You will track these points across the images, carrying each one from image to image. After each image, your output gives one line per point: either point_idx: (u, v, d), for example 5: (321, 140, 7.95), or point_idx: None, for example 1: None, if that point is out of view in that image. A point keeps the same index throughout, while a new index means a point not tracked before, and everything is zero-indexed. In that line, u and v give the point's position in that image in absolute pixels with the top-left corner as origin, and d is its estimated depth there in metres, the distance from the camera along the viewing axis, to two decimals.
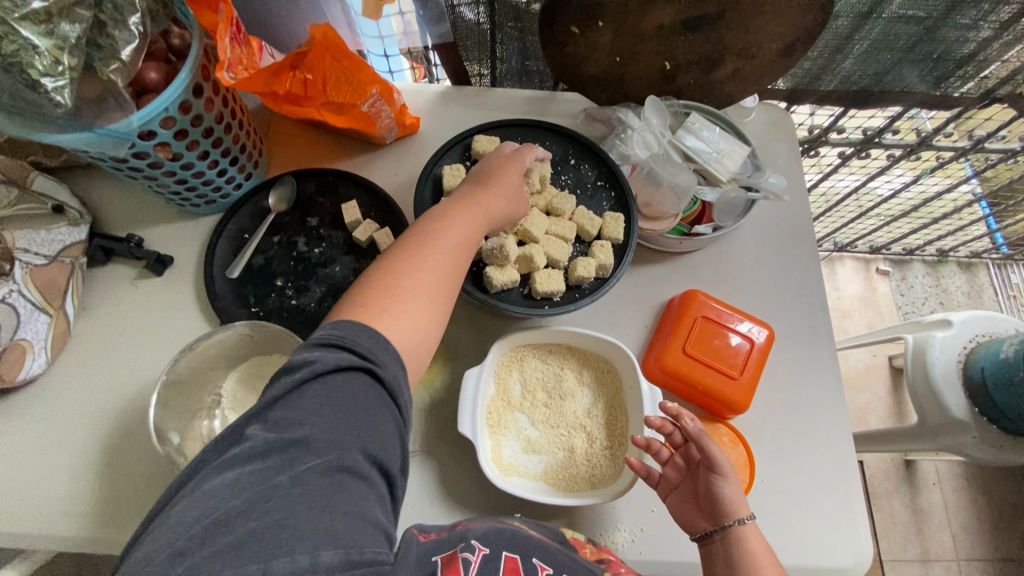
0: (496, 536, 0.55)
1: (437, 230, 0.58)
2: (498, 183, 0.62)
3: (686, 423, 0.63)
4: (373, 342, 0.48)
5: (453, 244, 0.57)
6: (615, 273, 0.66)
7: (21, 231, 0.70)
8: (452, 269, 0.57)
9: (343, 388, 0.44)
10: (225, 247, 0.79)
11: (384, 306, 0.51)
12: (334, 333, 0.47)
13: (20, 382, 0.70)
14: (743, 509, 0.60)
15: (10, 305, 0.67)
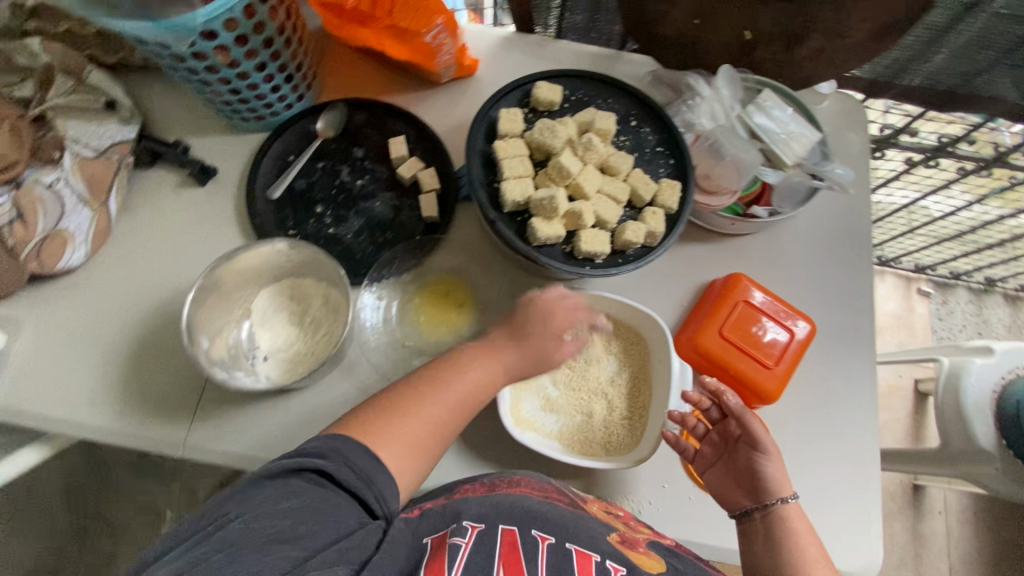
0: (490, 510, 0.57)
1: (456, 372, 0.62)
2: (519, 334, 0.65)
3: (727, 399, 0.65)
4: (362, 467, 0.52)
5: (463, 397, 0.61)
6: (663, 242, 0.64)
7: (72, 122, 0.71)
8: (464, 412, 0.61)
9: (324, 499, 0.48)
10: (269, 166, 0.78)
11: (394, 431, 0.56)
12: (327, 451, 0.51)
13: (58, 270, 0.71)
14: (785, 487, 0.63)
15: (58, 193, 0.68)
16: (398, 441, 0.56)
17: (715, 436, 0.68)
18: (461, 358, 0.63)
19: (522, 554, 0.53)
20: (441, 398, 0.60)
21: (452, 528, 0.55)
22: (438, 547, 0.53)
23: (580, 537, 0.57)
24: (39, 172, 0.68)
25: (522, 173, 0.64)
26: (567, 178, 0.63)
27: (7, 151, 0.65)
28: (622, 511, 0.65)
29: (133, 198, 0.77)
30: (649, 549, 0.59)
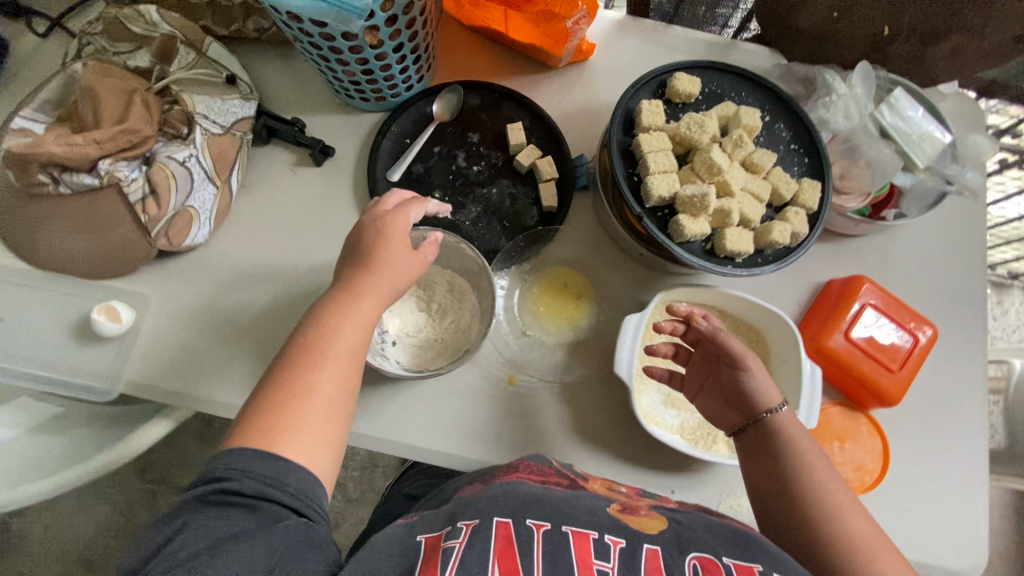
0: (489, 505, 0.55)
1: (326, 339, 0.54)
2: (387, 267, 0.57)
3: (699, 325, 0.65)
4: (266, 473, 0.48)
5: (342, 360, 0.54)
6: (805, 242, 0.64)
7: (199, 97, 0.70)
8: (348, 381, 0.55)
9: (222, 525, 0.45)
10: (388, 149, 0.77)
11: (285, 428, 0.50)
12: (236, 470, 0.47)
13: (183, 248, 0.71)
14: (773, 395, 0.62)
15: (188, 169, 0.68)
16: (299, 441, 0.50)
17: (698, 358, 0.68)
18: (336, 311, 0.55)
19: (518, 547, 0.51)
20: (323, 373, 0.53)
21: (447, 530, 0.54)
22: (433, 549, 0.52)
23: (577, 517, 0.55)
24: (170, 148, 0.67)
25: (668, 167, 0.63)
26: (715, 174, 0.62)
27: (140, 126, 0.65)
28: (625, 487, 0.64)
29: (250, 175, 0.76)
30: (651, 511, 0.59)
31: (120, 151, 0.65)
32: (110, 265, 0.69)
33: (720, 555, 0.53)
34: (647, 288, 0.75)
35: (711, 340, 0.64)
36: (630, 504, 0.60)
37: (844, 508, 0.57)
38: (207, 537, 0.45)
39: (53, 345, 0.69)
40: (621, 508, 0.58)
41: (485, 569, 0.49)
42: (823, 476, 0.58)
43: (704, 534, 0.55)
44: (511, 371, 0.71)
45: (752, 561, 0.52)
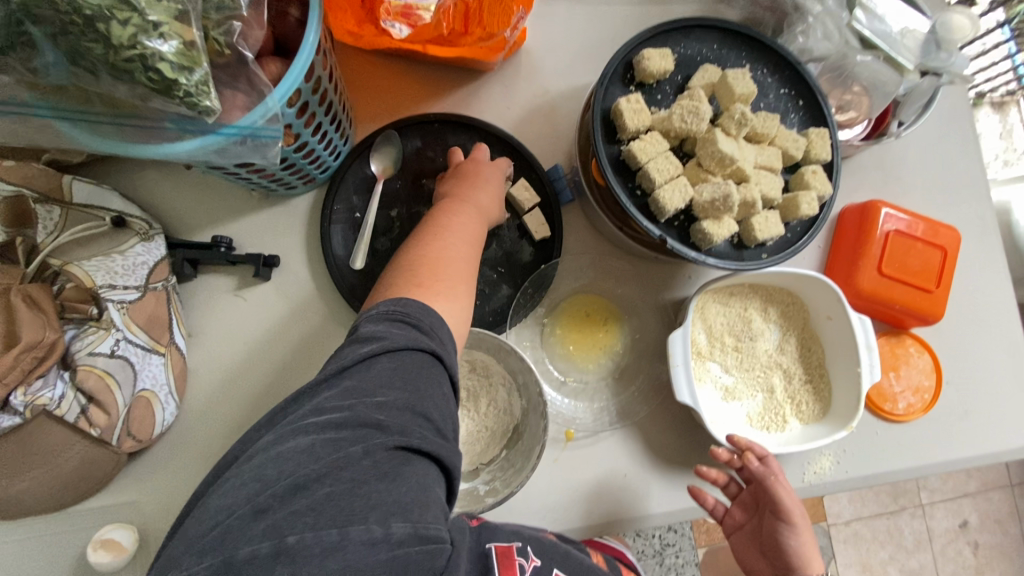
0: (553, 552, 0.49)
1: (447, 217, 0.56)
2: (492, 171, 0.62)
3: (750, 462, 0.61)
4: (432, 319, 0.46)
5: (467, 237, 0.56)
6: (832, 201, 0.58)
7: (93, 262, 0.55)
8: (472, 258, 0.56)
9: (409, 363, 0.42)
10: (339, 232, 0.65)
11: (430, 281, 0.50)
12: (399, 307, 0.45)
13: (156, 435, 0.60)
14: (813, 563, 0.60)
15: (123, 358, 0.55)
16: (448, 297, 0.50)
17: (745, 495, 0.64)
18: (456, 201, 0.58)
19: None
20: (452, 244, 0.54)
21: (518, 545, 0.46)
22: (507, 558, 0.44)
23: None
24: (88, 341, 0.53)
25: (674, 172, 0.55)
26: (728, 165, 0.54)
27: (40, 334, 0.51)
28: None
29: (193, 319, 0.64)
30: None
31: (29, 373, 0.50)
32: (77, 488, 0.57)
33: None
34: (669, 286, 0.69)
35: (758, 481, 0.61)
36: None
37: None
38: (366, 436, 0.37)
39: None
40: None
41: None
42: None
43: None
44: (565, 427, 0.65)
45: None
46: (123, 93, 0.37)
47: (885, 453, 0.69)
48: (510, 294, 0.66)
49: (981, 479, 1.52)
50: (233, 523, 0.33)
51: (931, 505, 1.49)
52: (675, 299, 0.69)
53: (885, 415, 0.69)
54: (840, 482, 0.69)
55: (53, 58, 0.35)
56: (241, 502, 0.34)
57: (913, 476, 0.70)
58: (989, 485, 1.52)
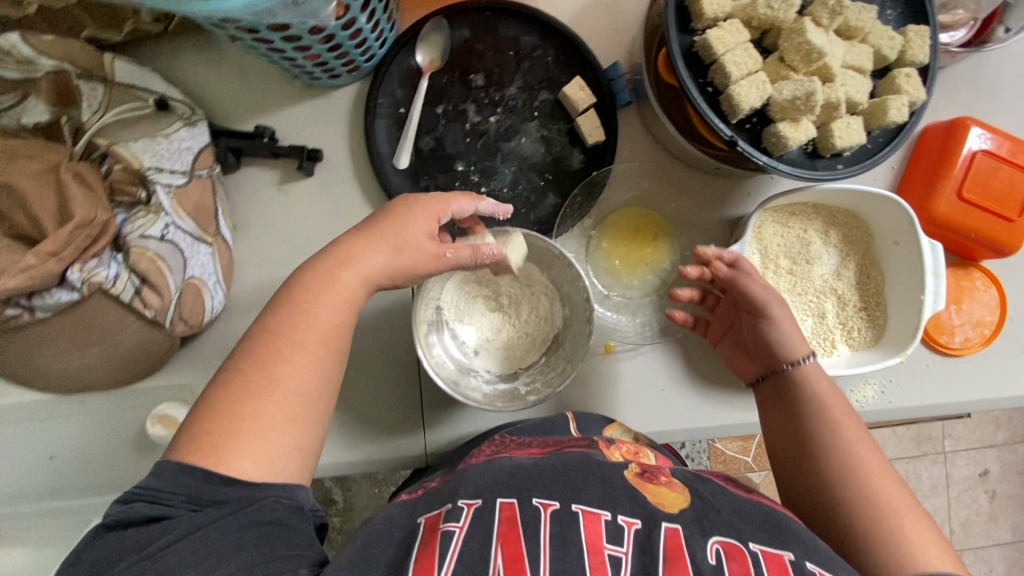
0: (490, 481, 0.49)
1: (301, 312, 0.47)
2: (386, 228, 0.50)
3: (718, 270, 0.58)
4: (207, 478, 0.40)
5: (316, 340, 0.47)
6: (925, 109, 0.53)
7: (139, 144, 0.54)
8: (326, 365, 0.48)
9: (162, 530, 0.38)
10: (384, 128, 0.62)
11: (235, 435, 0.42)
12: (191, 464, 0.41)
13: (206, 322, 0.61)
14: (799, 346, 0.57)
15: (173, 243, 0.55)
16: (247, 455, 0.42)
17: (724, 306, 0.62)
18: (318, 286, 0.48)
19: (524, 530, 0.45)
20: (293, 367, 0.46)
21: (447, 509, 0.47)
22: (431, 533, 0.45)
23: (588, 493, 0.48)
24: (138, 224, 0.53)
25: (752, 67, 0.50)
26: (815, 60, 0.49)
27: (92, 213, 0.50)
28: (653, 454, 0.58)
29: (238, 213, 0.63)
30: (673, 479, 0.53)
31: (83, 251, 0.51)
32: (134, 367, 0.60)
33: (747, 540, 0.46)
34: (725, 203, 0.65)
35: (731, 286, 0.58)
36: (650, 466, 0.55)
37: (837, 408, 0.55)
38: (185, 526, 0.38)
39: (117, 466, 0.63)
40: (640, 473, 0.52)
41: (489, 558, 0.43)
42: (828, 397, 0.56)
43: (731, 515, 0.49)
44: (605, 340, 0.65)
45: (784, 548, 0.46)
46: None
47: (934, 386, 0.67)
48: (557, 202, 0.64)
49: (1009, 431, 1.51)
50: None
51: (954, 453, 1.50)
52: (733, 215, 0.65)
53: (939, 348, 0.67)
54: (882, 412, 0.67)
55: None
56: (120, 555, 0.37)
57: (960, 411, 0.68)
58: (1016, 438, 1.51)
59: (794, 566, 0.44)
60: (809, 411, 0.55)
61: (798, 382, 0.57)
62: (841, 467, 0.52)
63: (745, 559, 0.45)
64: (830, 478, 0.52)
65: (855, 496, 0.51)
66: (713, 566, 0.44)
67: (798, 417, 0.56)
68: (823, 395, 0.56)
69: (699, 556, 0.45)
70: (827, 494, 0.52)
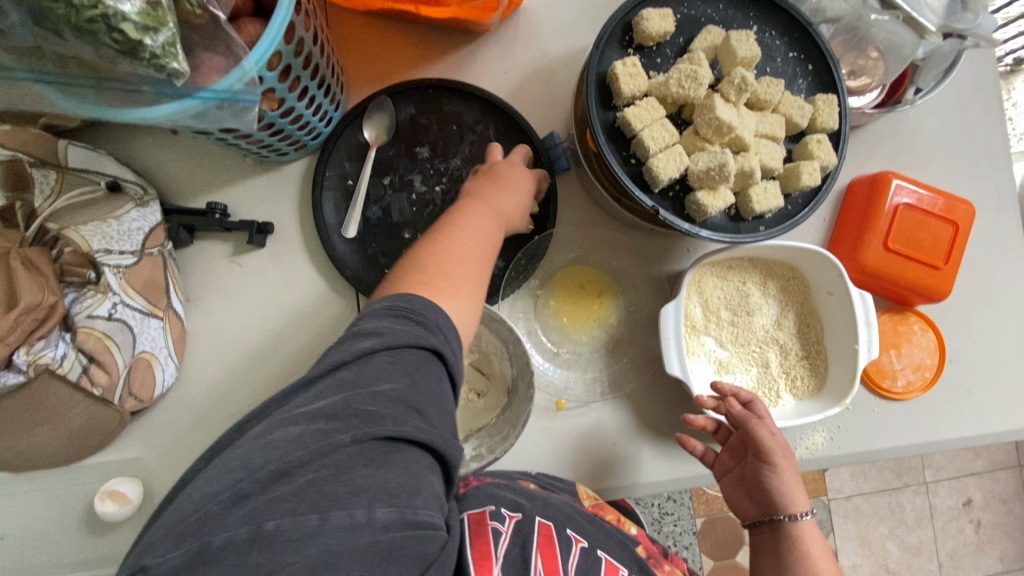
0: (529, 501, 0.54)
1: (454, 227, 0.54)
2: (510, 180, 0.59)
3: (733, 408, 0.60)
4: (439, 317, 0.44)
5: (474, 242, 0.53)
6: (836, 171, 0.56)
7: (90, 227, 0.56)
8: (483, 257, 0.53)
9: (400, 362, 0.40)
10: (332, 200, 0.65)
11: (437, 279, 0.48)
12: (404, 302, 0.43)
13: (158, 396, 0.62)
14: (798, 500, 0.58)
15: (120, 320, 0.56)
16: (454, 298, 0.48)
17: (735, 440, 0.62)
18: (481, 195, 0.57)
19: (558, 547, 0.52)
20: (461, 244, 0.52)
21: (490, 510, 0.52)
22: (479, 526, 0.50)
23: (611, 546, 0.57)
24: (86, 304, 0.55)
25: (669, 141, 0.53)
26: (726, 133, 0.52)
27: (38, 297, 0.52)
28: (636, 530, 0.64)
29: (191, 285, 0.65)
30: (673, 568, 0.61)
31: (30, 333, 0.52)
32: (85, 442, 0.60)
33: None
34: (665, 259, 0.68)
35: (742, 428, 0.59)
36: (652, 549, 0.62)
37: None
38: (364, 424, 0.36)
39: (65, 543, 0.62)
40: (647, 556, 0.60)
41: (529, 560, 0.50)
42: (821, 565, 0.57)
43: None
44: (555, 397, 0.65)
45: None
46: (89, 53, 0.36)
47: (881, 430, 0.68)
48: (503, 264, 0.66)
49: (988, 459, 1.51)
50: (213, 508, 0.33)
51: (935, 483, 1.49)
52: (673, 271, 0.68)
53: (883, 392, 0.68)
54: (832, 458, 0.68)
55: (17, 19, 0.35)
56: (222, 487, 0.33)
57: (908, 453, 0.70)
58: (996, 465, 1.51)
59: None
60: (795, 574, 0.57)
61: (793, 548, 0.57)
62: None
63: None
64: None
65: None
66: None
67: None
68: (817, 562, 0.57)
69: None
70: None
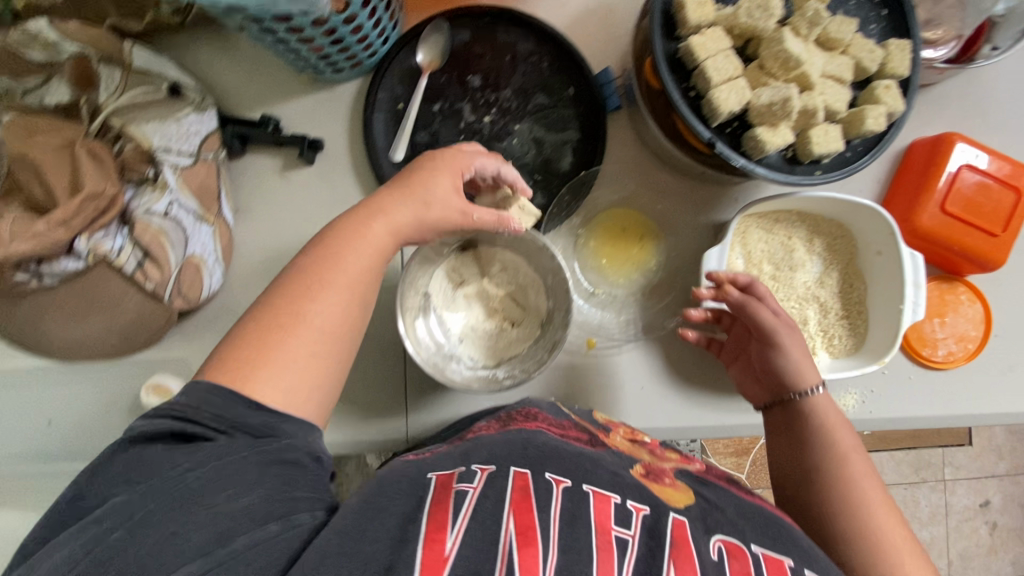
0: (503, 450, 0.50)
1: (323, 261, 0.50)
2: (420, 183, 0.53)
3: (731, 294, 0.59)
4: (220, 406, 0.42)
5: (348, 276, 0.49)
6: (904, 119, 0.54)
7: (151, 125, 0.58)
8: (349, 304, 0.50)
9: (148, 456, 0.39)
10: (382, 122, 0.65)
11: (258, 355, 0.45)
12: (181, 399, 0.42)
13: (204, 300, 0.64)
14: (808, 376, 0.58)
15: (175, 219, 0.58)
16: (279, 371, 0.45)
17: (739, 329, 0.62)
18: (372, 209, 0.52)
19: (536, 500, 0.46)
20: (325, 293, 0.48)
21: (461, 470, 0.48)
22: (443, 490, 0.46)
23: (599, 476, 0.50)
24: (145, 200, 0.57)
25: (733, 73, 0.52)
26: (793, 68, 0.51)
27: (101, 185, 0.54)
28: (650, 440, 0.61)
29: (241, 197, 0.66)
30: (677, 480, 0.54)
31: (92, 221, 0.54)
32: (133, 338, 0.63)
33: (750, 541, 0.48)
34: (711, 207, 0.67)
35: (742, 312, 0.59)
36: (654, 466, 0.56)
37: (852, 452, 0.56)
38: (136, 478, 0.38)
39: (110, 432, 0.65)
40: (646, 473, 0.54)
41: (501, 522, 0.44)
42: (846, 441, 0.56)
43: (734, 515, 0.50)
44: (587, 336, 0.66)
45: (785, 553, 0.47)
46: None
47: (916, 398, 0.67)
48: (545, 201, 0.66)
49: (1012, 462, 1.47)
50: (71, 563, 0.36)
51: (954, 481, 1.46)
52: (717, 220, 0.67)
53: (922, 360, 0.67)
54: (863, 422, 0.67)
55: None
56: (75, 549, 0.36)
57: (942, 425, 0.68)
58: (1019, 469, 1.47)
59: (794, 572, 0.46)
60: (819, 448, 0.56)
61: (816, 425, 0.57)
62: (850, 502, 0.53)
63: (746, 559, 0.47)
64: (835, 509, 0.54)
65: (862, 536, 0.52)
66: (716, 564, 0.46)
67: (807, 454, 0.57)
68: (840, 437, 0.56)
69: (703, 550, 0.46)
70: (829, 528, 0.53)
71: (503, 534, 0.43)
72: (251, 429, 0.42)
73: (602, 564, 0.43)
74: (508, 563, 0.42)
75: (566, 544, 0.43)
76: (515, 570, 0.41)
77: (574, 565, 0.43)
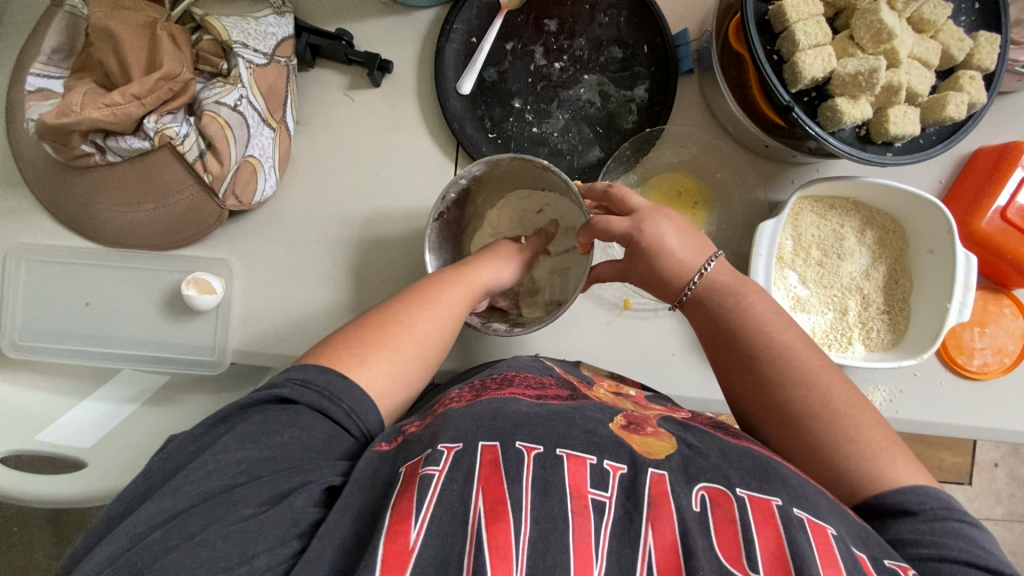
0: (472, 425, 0.44)
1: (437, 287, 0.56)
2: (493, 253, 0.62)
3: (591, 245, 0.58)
4: (332, 381, 0.45)
5: (446, 309, 0.55)
6: (983, 111, 0.53)
7: (233, 21, 0.58)
8: (454, 328, 0.55)
9: (249, 427, 0.41)
10: (454, 53, 0.66)
11: (379, 343, 0.50)
12: (302, 370, 0.46)
13: (255, 204, 0.64)
14: (687, 265, 0.54)
15: (242, 115, 0.58)
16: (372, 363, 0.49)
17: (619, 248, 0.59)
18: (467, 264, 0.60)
19: (507, 474, 0.41)
20: (429, 313, 0.53)
21: (427, 453, 0.43)
22: (410, 480, 0.41)
23: (573, 436, 0.45)
24: (216, 91, 0.57)
25: (820, 39, 0.51)
26: (884, 41, 0.51)
27: (178, 69, 0.54)
28: (636, 393, 0.57)
29: (304, 109, 0.67)
30: (660, 429, 0.49)
31: (162, 103, 0.55)
32: (179, 232, 0.63)
33: (735, 484, 0.43)
34: (767, 185, 0.67)
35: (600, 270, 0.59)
36: (637, 417, 0.51)
37: (772, 329, 0.52)
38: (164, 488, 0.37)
39: (140, 325, 0.65)
40: (625, 425, 0.48)
41: (469, 502, 0.40)
42: (760, 315, 0.53)
43: (718, 459, 0.45)
44: (625, 296, 0.67)
45: (772, 493, 0.42)
46: None
47: (946, 408, 0.66)
48: (603, 155, 0.66)
49: (1009, 508, 1.30)
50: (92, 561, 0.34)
51: None
52: (773, 198, 0.67)
53: (957, 368, 0.66)
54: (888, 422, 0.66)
55: None
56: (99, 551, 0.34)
57: (971, 437, 0.67)
58: (1015, 516, 1.31)
59: (781, 512, 0.41)
60: (745, 324, 0.53)
61: (723, 301, 0.54)
62: (789, 375, 0.50)
63: (731, 505, 0.42)
64: (778, 381, 0.50)
65: (814, 408, 0.48)
66: (698, 514, 0.41)
67: (728, 329, 0.53)
68: (754, 310, 0.53)
69: (682, 502, 0.42)
70: (789, 406, 0.49)
71: (470, 516, 0.39)
72: (314, 390, 0.44)
73: (578, 531, 0.40)
74: (478, 547, 0.38)
75: (540, 514, 0.40)
76: (485, 549, 0.38)
77: (549, 536, 0.39)
